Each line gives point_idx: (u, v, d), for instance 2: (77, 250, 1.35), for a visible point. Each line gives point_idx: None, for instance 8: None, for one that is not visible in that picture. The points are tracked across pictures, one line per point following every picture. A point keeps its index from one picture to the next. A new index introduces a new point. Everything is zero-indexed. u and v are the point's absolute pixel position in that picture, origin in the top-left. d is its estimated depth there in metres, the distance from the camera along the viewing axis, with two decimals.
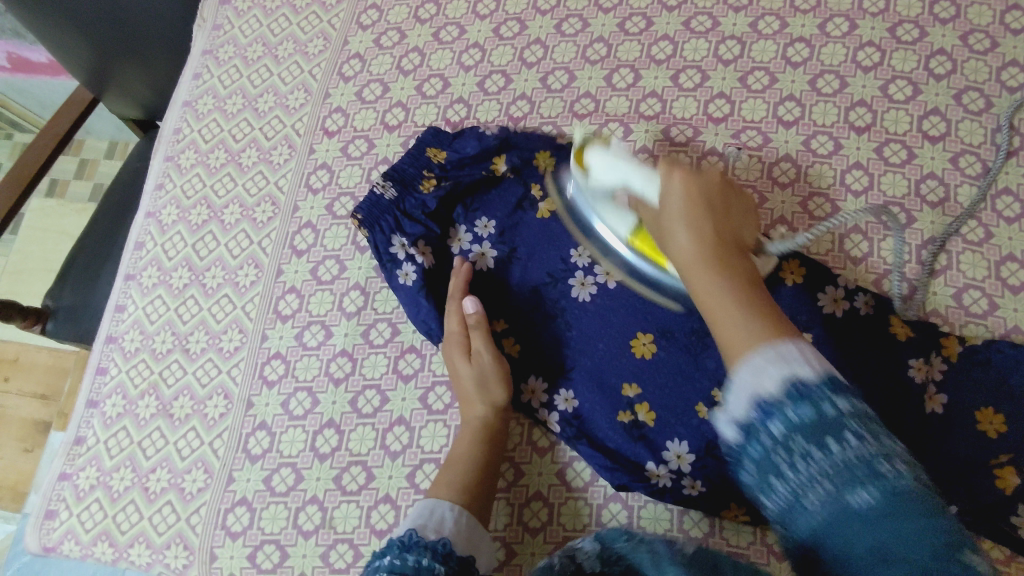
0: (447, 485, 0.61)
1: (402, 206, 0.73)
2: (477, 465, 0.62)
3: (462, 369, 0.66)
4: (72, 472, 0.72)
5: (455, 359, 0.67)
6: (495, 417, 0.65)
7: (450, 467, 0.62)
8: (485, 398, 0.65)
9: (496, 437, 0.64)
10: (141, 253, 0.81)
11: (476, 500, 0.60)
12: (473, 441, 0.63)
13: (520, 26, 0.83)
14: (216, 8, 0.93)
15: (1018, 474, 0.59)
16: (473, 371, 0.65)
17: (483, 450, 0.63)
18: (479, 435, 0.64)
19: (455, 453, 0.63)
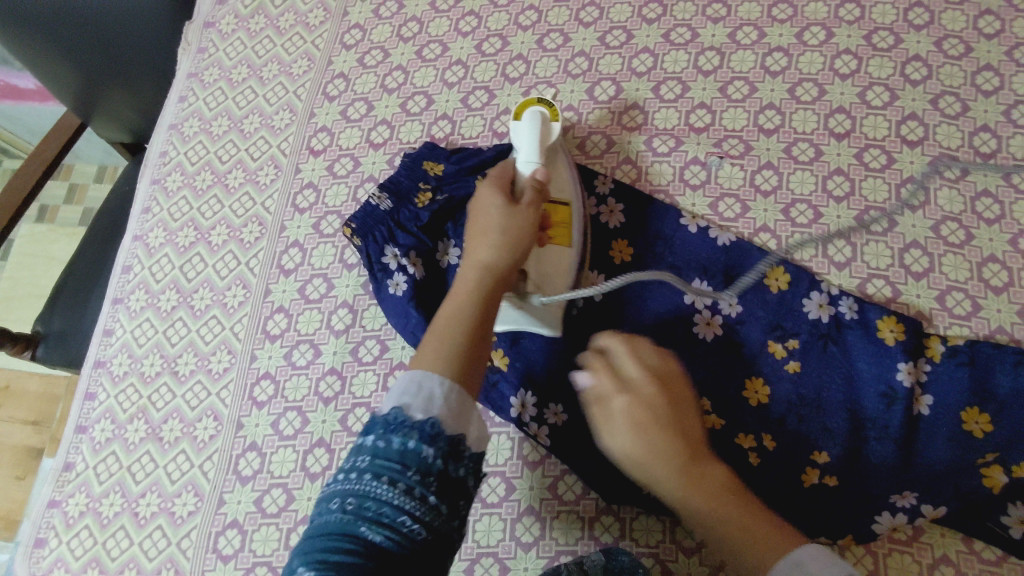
0: (439, 344, 0.53)
1: (396, 217, 0.72)
2: (472, 326, 0.54)
3: (488, 212, 0.60)
4: (61, 499, 0.71)
5: (482, 200, 0.61)
6: (501, 267, 0.58)
7: (440, 323, 0.55)
8: (499, 244, 0.58)
9: (495, 296, 0.57)
10: (128, 277, 0.80)
11: (468, 368, 0.52)
12: (474, 279, 0.57)
13: (502, 42, 0.84)
14: (199, 31, 0.93)
15: (1005, 472, 0.59)
16: (503, 210, 0.60)
17: (481, 306, 0.55)
18: (478, 279, 0.57)
19: (445, 312, 0.56)
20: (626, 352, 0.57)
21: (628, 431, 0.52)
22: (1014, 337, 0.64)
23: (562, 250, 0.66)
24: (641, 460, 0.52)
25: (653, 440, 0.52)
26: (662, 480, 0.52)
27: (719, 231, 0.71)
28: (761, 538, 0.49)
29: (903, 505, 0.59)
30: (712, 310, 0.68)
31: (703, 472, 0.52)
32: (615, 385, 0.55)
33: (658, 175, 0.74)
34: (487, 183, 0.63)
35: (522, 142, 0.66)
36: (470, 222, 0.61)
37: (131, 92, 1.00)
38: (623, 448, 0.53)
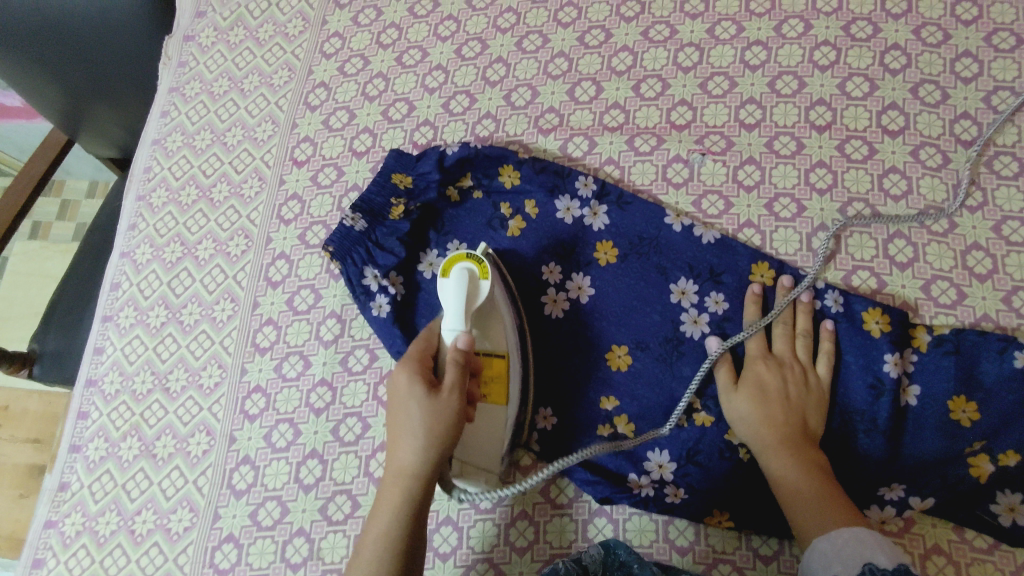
0: (372, 569, 0.54)
1: (373, 237, 0.72)
2: (403, 538, 0.55)
3: (409, 420, 0.57)
4: (57, 519, 0.71)
5: (401, 393, 0.57)
6: (425, 471, 0.56)
7: (371, 546, 0.55)
8: (421, 449, 0.56)
9: (422, 504, 0.56)
10: (117, 294, 0.80)
11: (402, 571, 0.54)
12: (393, 509, 0.56)
13: (482, 45, 0.84)
14: (179, 44, 0.93)
15: (992, 461, 0.59)
16: (424, 410, 0.56)
17: (408, 520, 0.55)
18: (406, 494, 0.56)
19: (375, 527, 0.56)
20: (789, 351, 0.64)
21: (757, 422, 0.60)
22: (999, 324, 0.64)
23: (496, 408, 0.62)
24: (763, 446, 0.59)
25: (778, 433, 0.59)
26: (776, 466, 0.58)
27: (703, 229, 0.70)
28: (823, 503, 0.55)
29: (891, 497, 0.60)
30: (698, 309, 0.68)
31: (807, 456, 0.58)
32: (751, 377, 0.63)
33: (641, 174, 0.74)
34: (405, 367, 0.59)
35: (454, 299, 0.61)
36: (392, 420, 0.58)
37: (114, 108, 1.00)
38: (754, 440, 0.60)
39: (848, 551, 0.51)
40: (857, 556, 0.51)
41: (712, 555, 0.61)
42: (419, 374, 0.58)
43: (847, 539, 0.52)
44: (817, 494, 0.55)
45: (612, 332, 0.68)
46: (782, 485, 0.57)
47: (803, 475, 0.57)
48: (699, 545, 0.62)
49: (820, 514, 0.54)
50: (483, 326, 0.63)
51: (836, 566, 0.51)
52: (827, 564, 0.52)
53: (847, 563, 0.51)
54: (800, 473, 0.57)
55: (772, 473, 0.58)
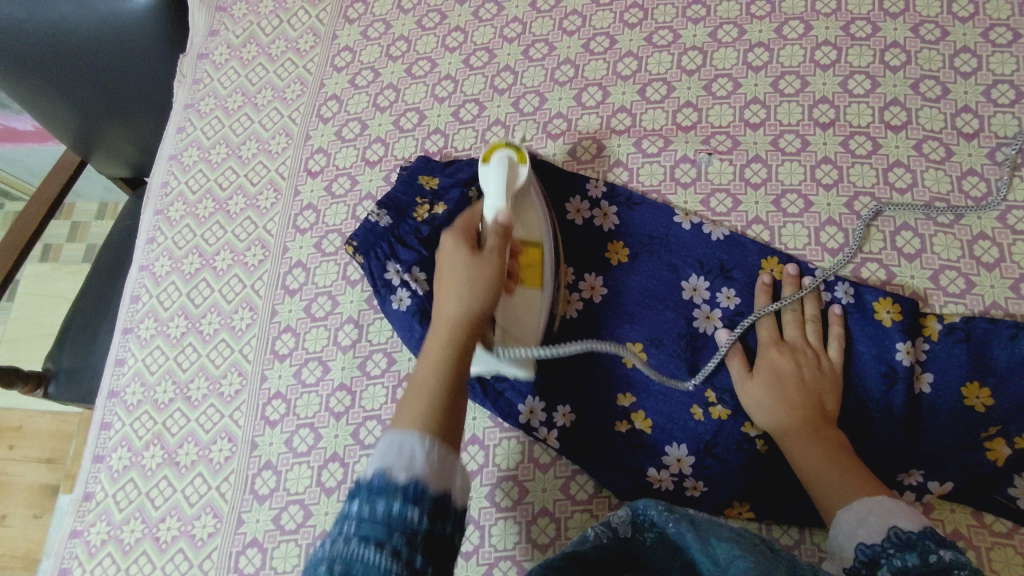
0: (419, 399, 0.50)
1: (397, 233, 0.73)
2: (448, 373, 0.52)
3: (455, 272, 0.59)
4: (83, 529, 0.72)
5: (452, 281, 0.59)
6: (468, 316, 0.57)
7: (418, 387, 0.51)
8: (467, 292, 0.58)
9: (469, 343, 0.55)
10: (137, 306, 0.82)
11: (453, 400, 0.51)
12: (443, 347, 0.54)
13: (489, 55, 0.86)
14: (194, 63, 0.95)
15: (1008, 444, 0.59)
16: (470, 267, 0.59)
17: (456, 353, 0.54)
18: (452, 335, 0.55)
19: (418, 370, 0.53)
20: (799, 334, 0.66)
21: (778, 407, 0.61)
22: (1009, 311, 0.65)
23: (531, 292, 0.66)
24: (785, 432, 0.60)
25: (800, 416, 0.60)
26: (799, 449, 0.58)
27: (712, 226, 0.72)
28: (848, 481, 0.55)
29: (909, 483, 0.61)
30: (710, 304, 0.69)
31: (827, 435, 0.59)
32: (765, 359, 0.64)
33: (649, 175, 0.76)
34: (452, 234, 0.62)
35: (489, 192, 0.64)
36: (446, 292, 0.58)
37: (128, 125, 1.02)
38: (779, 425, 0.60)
39: (872, 519, 0.52)
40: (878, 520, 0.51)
41: None
42: (461, 241, 0.61)
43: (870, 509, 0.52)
44: (842, 473, 0.56)
45: (627, 329, 0.69)
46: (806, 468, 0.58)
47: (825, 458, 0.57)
48: None
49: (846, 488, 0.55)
50: (520, 212, 0.68)
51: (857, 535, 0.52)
52: (852, 533, 0.52)
53: (874, 531, 0.51)
54: (824, 453, 0.57)
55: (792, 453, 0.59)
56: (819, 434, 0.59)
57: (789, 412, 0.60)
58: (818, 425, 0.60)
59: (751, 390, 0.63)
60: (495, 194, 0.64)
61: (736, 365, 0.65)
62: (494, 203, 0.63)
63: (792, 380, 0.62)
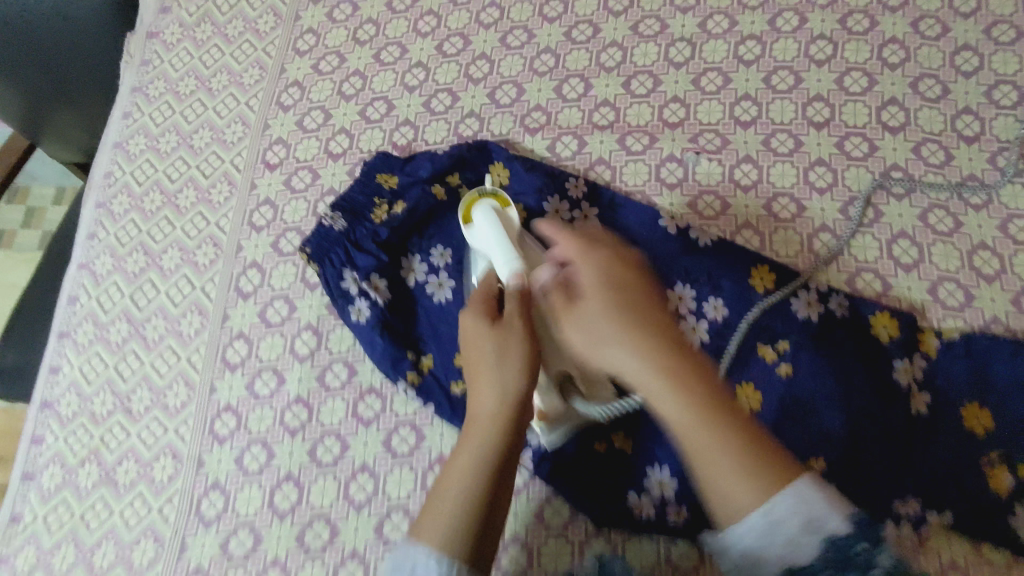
0: (445, 517, 0.47)
1: (352, 237, 0.68)
2: (482, 492, 0.48)
3: (481, 348, 0.53)
4: (8, 555, 0.65)
5: (470, 330, 0.54)
6: (509, 406, 0.51)
7: (449, 493, 0.48)
8: (501, 381, 0.51)
9: (505, 443, 0.50)
10: (74, 308, 0.75)
11: (484, 517, 0.48)
12: (476, 446, 0.50)
13: (464, 41, 0.80)
14: (142, 42, 0.87)
15: (1011, 472, 0.56)
16: (496, 342, 0.52)
17: (491, 458, 0.49)
18: (489, 436, 0.50)
19: (452, 472, 0.50)
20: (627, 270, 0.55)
21: (640, 348, 0.50)
22: (1010, 327, 0.61)
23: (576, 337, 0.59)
24: (659, 378, 0.49)
25: (653, 365, 0.50)
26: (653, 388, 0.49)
27: (700, 231, 0.67)
28: (750, 471, 0.47)
29: (907, 512, 0.56)
30: (696, 315, 0.64)
31: (709, 389, 0.49)
32: (600, 288, 0.53)
33: (633, 175, 0.71)
34: (472, 302, 0.56)
35: (481, 237, 0.62)
36: (469, 343, 0.54)
37: (77, 110, 0.95)
38: (644, 372, 0.50)
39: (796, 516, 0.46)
40: (800, 513, 0.46)
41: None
42: (485, 308, 0.55)
43: (794, 504, 0.46)
44: (737, 454, 0.47)
45: None
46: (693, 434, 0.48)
47: (714, 421, 0.48)
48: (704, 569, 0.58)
49: (756, 474, 0.47)
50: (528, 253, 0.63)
51: (779, 544, 0.46)
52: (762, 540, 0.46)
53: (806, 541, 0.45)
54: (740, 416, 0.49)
55: (685, 415, 0.48)
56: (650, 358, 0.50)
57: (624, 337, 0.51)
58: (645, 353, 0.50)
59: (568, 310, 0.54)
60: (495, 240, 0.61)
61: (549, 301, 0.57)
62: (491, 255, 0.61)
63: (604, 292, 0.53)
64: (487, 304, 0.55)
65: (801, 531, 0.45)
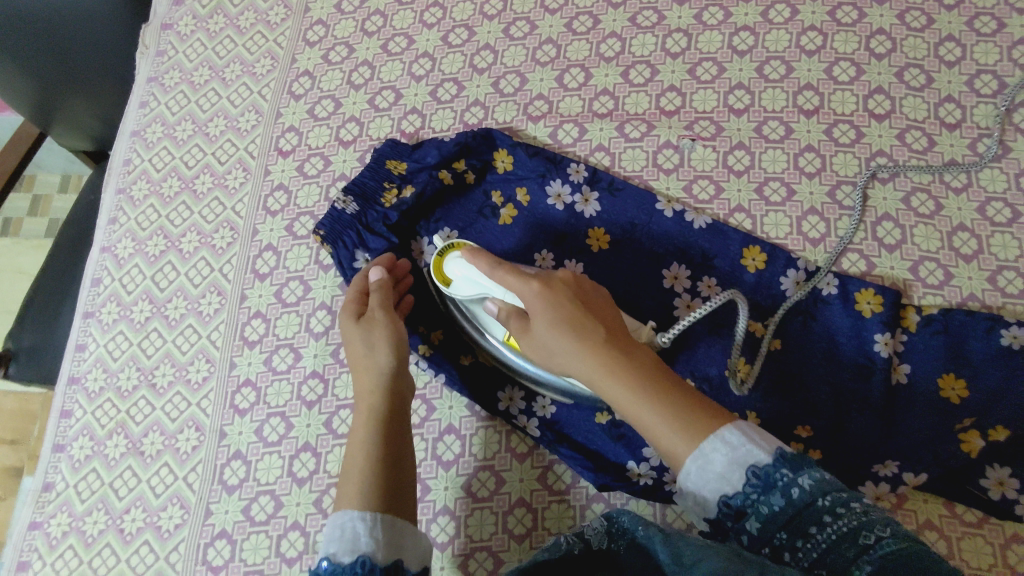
0: (356, 478, 0.56)
1: (364, 220, 0.71)
2: (380, 454, 0.58)
3: (356, 344, 0.64)
4: (42, 520, 0.69)
5: (349, 334, 0.65)
6: (385, 382, 0.62)
7: (353, 462, 0.58)
8: (375, 365, 0.63)
9: (388, 412, 0.61)
10: (98, 289, 0.78)
11: (387, 470, 0.57)
12: (364, 421, 0.60)
13: (469, 32, 0.83)
14: (157, 34, 0.90)
15: (983, 436, 0.60)
16: (362, 337, 0.64)
17: (380, 426, 0.60)
18: (373, 409, 0.61)
19: (353, 446, 0.59)
20: (567, 277, 0.58)
21: (588, 350, 0.52)
22: (986, 303, 0.65)
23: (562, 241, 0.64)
24: (601, 374, 0.51)
25: (595, 355, 0.51)
26: (616, 398, 0.50)
27: (695, 214, 0.71)
28: (687, 406, 0.48)
29: (885, 474, 0.60)
30: (691, 293, 0.68)
31: (638, 360, 0.51)
32: (549, 301, 0.55)
33: (631, 160, 0.74)
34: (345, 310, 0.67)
35: (472, 278, 0.62)
36: (350, 349, 0.65)
37: (91, 96, 0.97)
38: (584, 365, 0.52)
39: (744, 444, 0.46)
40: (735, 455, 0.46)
41: None
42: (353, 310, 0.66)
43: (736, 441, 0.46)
44: (651, 395, 0.48)
45: None
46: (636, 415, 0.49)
47: (661, 397, 0.48)
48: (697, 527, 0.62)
49: (666, 402, 0.48)
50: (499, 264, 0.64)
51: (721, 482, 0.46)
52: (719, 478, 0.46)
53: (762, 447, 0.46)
54: (647, 360, 0.50)
55: (598, 381, 0.51)
56: (625, 352, 0.51)
57: (593, 331, 0.53)
58: (622, 363, 0.51)
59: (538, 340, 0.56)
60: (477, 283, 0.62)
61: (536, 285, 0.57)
62: (489, 289, 0.61)
63: (564, 300, 0.55)
64: (352, 309, 0.66)
65: (729, 466, 0.45)
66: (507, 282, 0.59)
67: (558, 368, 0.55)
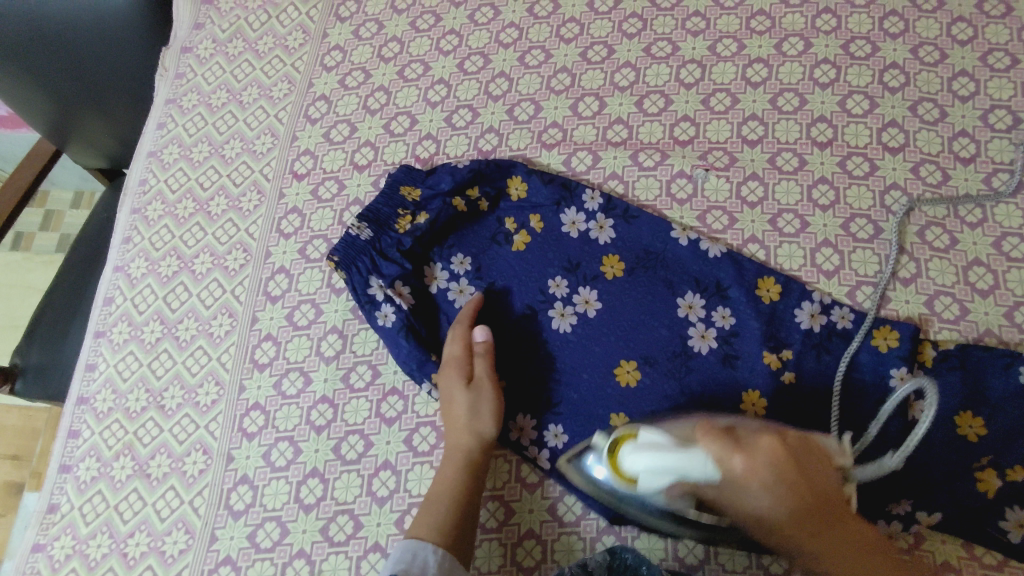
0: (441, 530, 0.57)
1: (378, 246, 0.71)
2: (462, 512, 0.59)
3: (457, 398, 0.64)
4: (46, 543, 0.69)
5: (450, 386, 0.65)
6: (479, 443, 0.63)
7: (437, 511, 0.59)
8: (474, 422, 0.63)
9: (476, 472, 0.62)
10: (110, 309, 0.78)
11: (461, 517, 0.59)
12: (452, 474, 0.61)
13: (484, 60, 0.84)
14: (176, 56, 0.91)
15: (1000, 476, 0.59)
16: (468, 398, 0.64)
17: (467, 485, 0.61)
18: (462, 465, 0.62)
19: (436, 495, 0.60)
20: (775, 439, 0.48)
21: (830, 551, 0.48)
22: (1003, 340, 0.65)
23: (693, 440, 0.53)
24: (813, 535, 0.48)
25: (823, 538, 0.48)
26: (834, 553, 0.48)
27: (710, 243, 0.70)
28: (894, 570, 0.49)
29: (899, 513, 0.60)
30: (705, 323, 0.67)
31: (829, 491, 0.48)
32: (790, 500, 0.47)
33: (645, 189, 0.74)
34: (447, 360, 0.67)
35: (658, 473, 0.50)
36: (446, 401, 0.65)
37: (105, 114, 0.97)
38: (778, 506, 0.47)
39: None
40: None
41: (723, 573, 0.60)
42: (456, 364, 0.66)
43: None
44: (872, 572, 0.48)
45: (622, 346, 0.67)
46: (815, 548, 0.48)
47: (837, 556, 0.48)
48: (709, 563, 0.61)
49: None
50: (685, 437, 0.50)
51: None
52: None
53: None
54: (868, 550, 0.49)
55: (788, 529, 0.47)
56: (848, 528, 0.49)
57: (826, 553, 0.48)
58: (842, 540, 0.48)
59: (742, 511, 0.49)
60: (656, 460, 0.50)
61: (741, 462, 0.47)
62: (686, 467, 0.48)
63: (784, 455, 0.47)
64: (455, 362, 0.66)
65: None
66: (701, 429, 0.49)
67: (738, 500, 0.48)
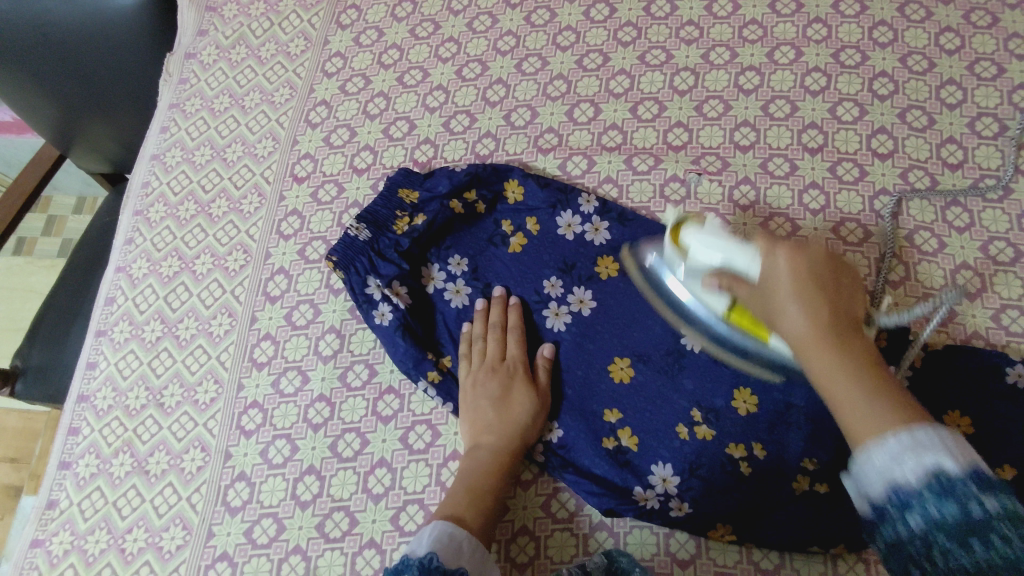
0: (478, 526, 0.59)
1: (376, 246, 0.72)
2: (495, 511, 0.61)
3: (518, 402, 0.65)
4: (44, 538, 0.69)
5: (513, 387, 0.66)
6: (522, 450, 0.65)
7: (476, 504, 0.60)
8: (528, 431, 0.65)
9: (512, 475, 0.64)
10: (111, 308, 0.80)
11: (491, 517, 0.60)
12: (491, 472, 0.62)
13: (482, 67, 0.85)
14: (180, 62, 0.93)
15: (989, 475, 0.60)
16: (529, 407, 0.65)
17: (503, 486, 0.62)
18: (504, 465, 0.63)
19: (478, 486, 0.61)
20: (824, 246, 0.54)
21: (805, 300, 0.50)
22: (990, 341, 0.66)
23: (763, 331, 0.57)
24: (810, 324, 0.49)
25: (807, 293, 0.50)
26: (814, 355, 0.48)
27: None
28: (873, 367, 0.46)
29: None
30: None
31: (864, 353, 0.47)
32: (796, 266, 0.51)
33: (639, 193, 0.76)
34: (514, 361, 0.68)
35: (717, 241, 0.57)
36: (499, 394, 0.66)
37: (110, 121, 1.00)
38: (806, 318, 0.49)
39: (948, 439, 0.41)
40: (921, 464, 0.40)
41: (713, 570, 0.61)
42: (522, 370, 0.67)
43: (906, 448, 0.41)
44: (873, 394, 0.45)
45: (616, 345, 0.68)
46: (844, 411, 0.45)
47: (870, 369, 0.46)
48: (701, 559, 0.61)
49: (844, 352, 0.47)
50: (763, 295, 0.53)
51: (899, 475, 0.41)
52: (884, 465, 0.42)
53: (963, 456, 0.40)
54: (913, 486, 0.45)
55: (809, 342, 0.48)
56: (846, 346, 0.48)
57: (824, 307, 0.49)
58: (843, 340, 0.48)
59: (768, 291, 0.52)
60: (719, 242, 0.57)
61: (784, 255, 0.52)
62: (733, 254, 0.55)
63: (821, 255, 0.52)
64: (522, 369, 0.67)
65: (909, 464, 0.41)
66: (745, 289, 0.55)
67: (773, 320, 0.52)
